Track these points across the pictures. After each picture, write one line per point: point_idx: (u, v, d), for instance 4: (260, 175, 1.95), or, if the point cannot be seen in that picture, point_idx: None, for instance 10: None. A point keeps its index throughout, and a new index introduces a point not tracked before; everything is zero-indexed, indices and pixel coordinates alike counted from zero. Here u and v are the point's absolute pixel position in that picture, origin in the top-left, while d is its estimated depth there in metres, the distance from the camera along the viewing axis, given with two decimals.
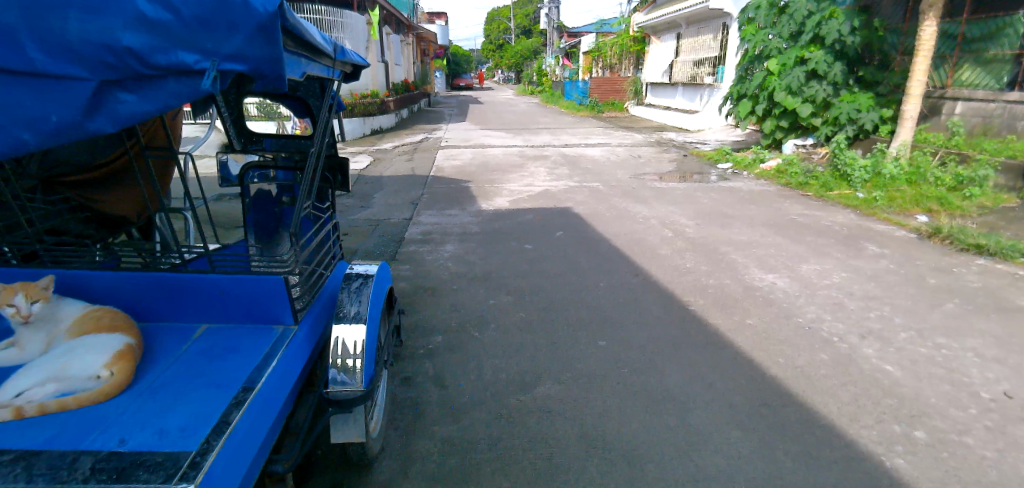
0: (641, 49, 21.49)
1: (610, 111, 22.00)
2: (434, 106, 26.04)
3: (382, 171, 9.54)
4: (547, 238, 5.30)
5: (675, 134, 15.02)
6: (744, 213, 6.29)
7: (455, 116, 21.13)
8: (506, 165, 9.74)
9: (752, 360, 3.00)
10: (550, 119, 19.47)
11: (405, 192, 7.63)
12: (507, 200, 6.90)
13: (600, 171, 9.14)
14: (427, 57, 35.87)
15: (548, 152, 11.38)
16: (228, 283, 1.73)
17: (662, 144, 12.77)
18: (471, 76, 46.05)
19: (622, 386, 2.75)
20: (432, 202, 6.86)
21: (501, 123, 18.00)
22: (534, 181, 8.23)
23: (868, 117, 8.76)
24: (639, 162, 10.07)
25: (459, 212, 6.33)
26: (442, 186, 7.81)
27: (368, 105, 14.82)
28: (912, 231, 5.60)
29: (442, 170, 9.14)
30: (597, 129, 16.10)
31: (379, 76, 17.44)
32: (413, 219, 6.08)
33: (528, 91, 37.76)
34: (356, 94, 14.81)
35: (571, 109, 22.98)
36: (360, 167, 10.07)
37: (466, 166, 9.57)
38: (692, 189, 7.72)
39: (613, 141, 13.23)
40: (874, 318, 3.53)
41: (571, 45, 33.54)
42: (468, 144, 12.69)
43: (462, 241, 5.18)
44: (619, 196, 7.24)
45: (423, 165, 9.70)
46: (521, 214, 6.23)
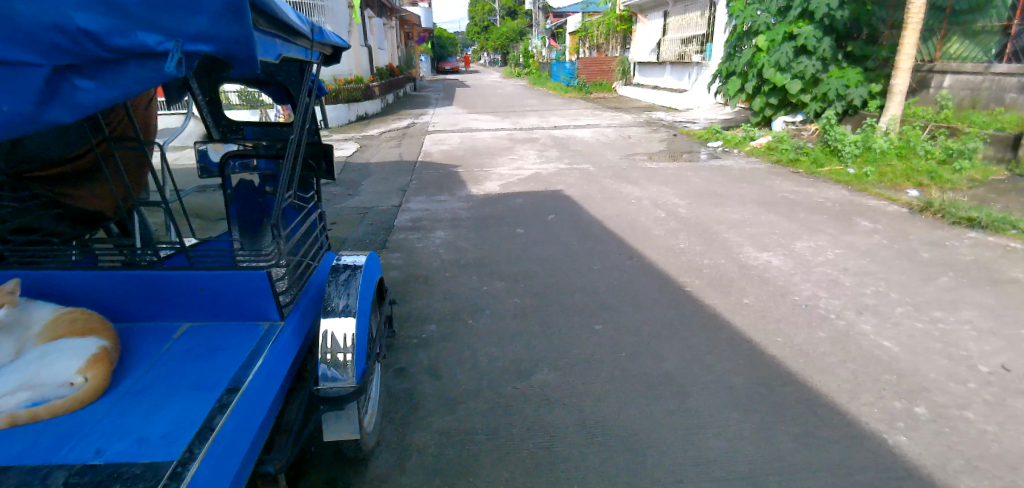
0: (628, 28, 21.25)
1: (597, 92, 21.81)
2: (420, 91, 25.68)
3: (368, 158, 9.37)
4: (538, 222, 5.23)
5: (664, 113, 14.92)
6: (736, 192, 6.26)
7: (441, 100, 20.85)
8: (495, 148, 9.61)
9: (749, 340, 2.96)
10: (538, 101, 19.26)
11: (394, 179, 7.50)
12: (497, 185, 6.81)
13: (589, 152, 9.05)
14: (411, 41, 35.26)
15: (536, 134, 11.26)
16: (209, 279, 1.64)
17: (651, 124, 12.68)
18: (457, 60, 45.48)
19: (619, 371, 2.71)
20: (421, 188, 6.74)
21: (488, 106, 17.78)
22: (523, 164, 8.13)
23: (857, 92, 8.73)
24: (629, 142, 9.98)
25: (449, 197, 6.22)
26: (431, 172, 7.68)
27: (353, 91, 14.54)
28: (904, 205, 5.60)
29: (430, 156, 8.99)
30: (585, 110, 15.96)
31: (362, 60, 17.09)
32: (402, 206, 5.97)
33: (515, 73, 37.36)
34: (339, 80, 14.52)
35: (559, 91, 22.77)
36: (346, 154, 9.89)
37: (455, 151, 9.43)
38: (682, 169, 7.66)
39: (602, 122, 13.11)
40: (869, 294, 3.52)
41: (558, 25, 33.07)
42: (456, 128, 12.52)
43: (453, 228, 5.08)
44: (610, 177, 7.16)
45: (411, 151, 9.54)
46: (512, 198, 6.13)
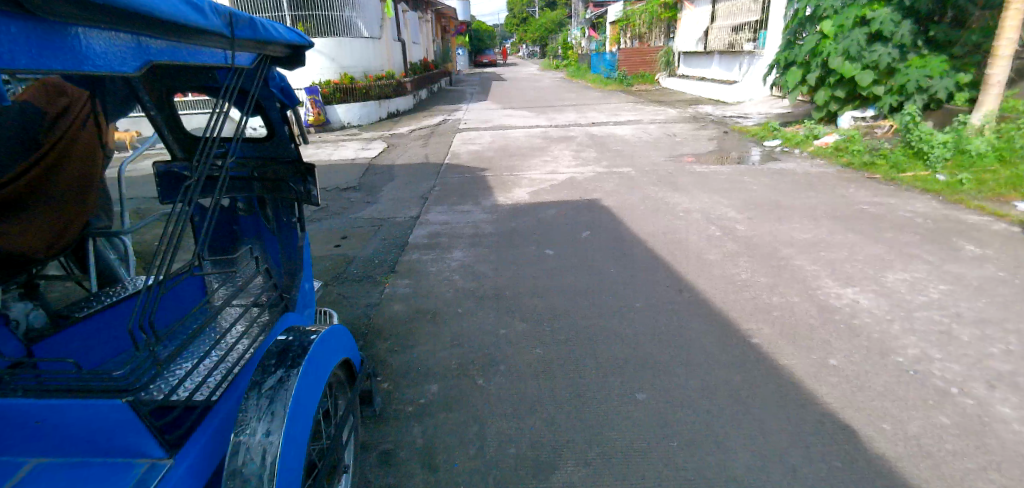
0: (673, 16, 20.09)
1: (639, 84, 20.76)
2: (455, 85, 25.18)
3: (394, 159, 8.88)
4: (571, 239, 4.57)
5: (712, 107, 13.88)
6: (803, 203, 5.41)
7: (476, 95, 20.27)
8: (527, 148, 8.95)
9: (846, 427, 2.24)
10: (576, 95, 18.42)
11: (416, 184, 6.96)
12: (527, 192, 6.16)
13: (630, 153, 8.28)
14: (448, 34, 34.79)
15: (572, 132, 10.53)
16: (51, 411, 1.14)
17: (698, 119, 11.72)
18: (494, 52, 44.88)
19: (671, 470, 2.04)
20: (444, 195, 6.17)
21: (524, 101, 17.09)
22: (558, 167, 7.44)
23: (942, 83, 7.64)
24: (674, 141, 9.14)
25: (473, 207, 5.63)
26: (456, 176, 7.10)
27: (383, 87, 14.18)
28: (1014, 223, 4.65)
29: (458, 157, 8.43)
30: (626, 105, 15.06)
31: (395, 55, 16.68)
32: (420, 217, 5.41)
33: (553, 66, 36.42)
34: (370, 76, 14.14)
35: (598, 84, 21.81)
36: (371, 155, 9.43)
37: (485, 151, 8.83)
38: (737, 173, 6.81)
39: (644, 118, 12.23)
40: (998, 355, 2.72)
41: (598, 15, 31.95)
42: (489, 126, 11.93)
43: (473, 246, 4.48)
44: (653, 183, 6.40)
45: (438, 152, 8.99)
46: (542, 209, 5.49)
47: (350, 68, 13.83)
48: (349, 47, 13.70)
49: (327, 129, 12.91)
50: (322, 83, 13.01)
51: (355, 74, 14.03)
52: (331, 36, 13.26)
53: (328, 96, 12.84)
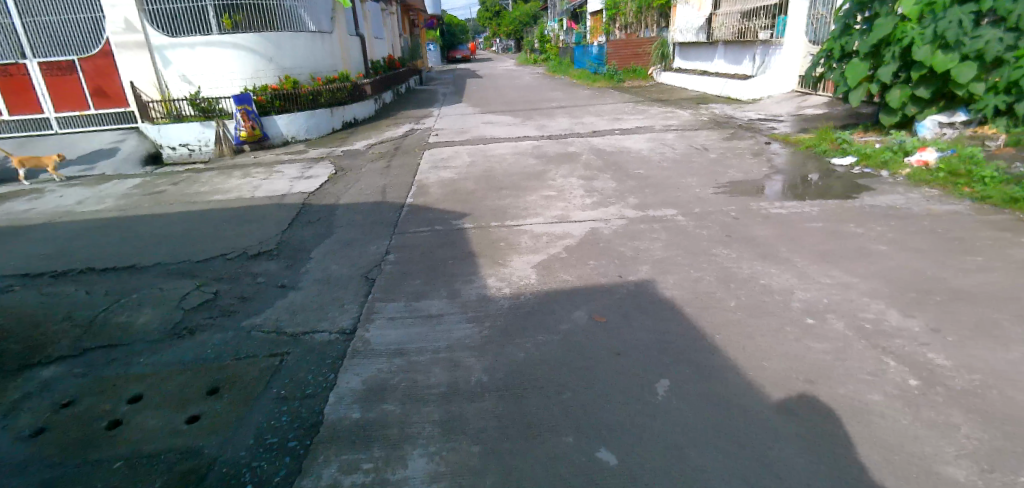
0: (666, 3, 18.02)
1: (631, 80, 18.70)
2: (427, 85, 22.83)
3: (340, 194, 6.61)
4: (636, 400, 2.40)
5: (727, 107, 11.89)
6: (986, 284, 3.31)
7: (450, 95, 17.93)
8: (519, 174, 6.77)
9: None
10: (564, 94, 16.27)
11: (363, 245, 4.73)
12: (531, 265, 3.97)
13: (660, 179, 6.13)
14: (416, 28, 32.12)
15: (573, 147, 8.35)
16: None
17: (721, 124, 9.70)
18: (467, 49, 42.48)
19: None
20: (400, 275, 3.93)
21: (505, 102, 14.88)
22: (567, 208, 5.25)
23: None
24: (708, 159, 7.06)
25: (447, 306, 3.41)
26: (423, 230, 4.88)
27: (335, 91, 11.76)
28: None
29: (427, 192, 6.16)
30: (625, 106, 12.93)
31: (352, 54, 14.31)
32: (357, 333, 3.17)
33: (531, 61, 34.15)
34: (319, 79, 11.77)
35: (585, 80, 19.65)
36: (310, 187, 7.12)
37: (462, 180, 6.62)
38: (829, 215, 4.74)
39: (654, 124, 10.09)
40: None
41: (579, 4, 29.82)
42: (466, 138, 9.72)
43: (448, 437, 2.25)
44: (719, 239, 4.27)
45: (399, 183, 6.75)
46: (563, 307, 3.29)
47: (293, 70, 11.42)
48: (290, 43, 11.23)
49: (266, 146, 10.55)
50: (257, 90, 10.58)
51: (300, 76, 11.59)
52: (265, 29, 10.82)
53: (265, 105, 10.44)
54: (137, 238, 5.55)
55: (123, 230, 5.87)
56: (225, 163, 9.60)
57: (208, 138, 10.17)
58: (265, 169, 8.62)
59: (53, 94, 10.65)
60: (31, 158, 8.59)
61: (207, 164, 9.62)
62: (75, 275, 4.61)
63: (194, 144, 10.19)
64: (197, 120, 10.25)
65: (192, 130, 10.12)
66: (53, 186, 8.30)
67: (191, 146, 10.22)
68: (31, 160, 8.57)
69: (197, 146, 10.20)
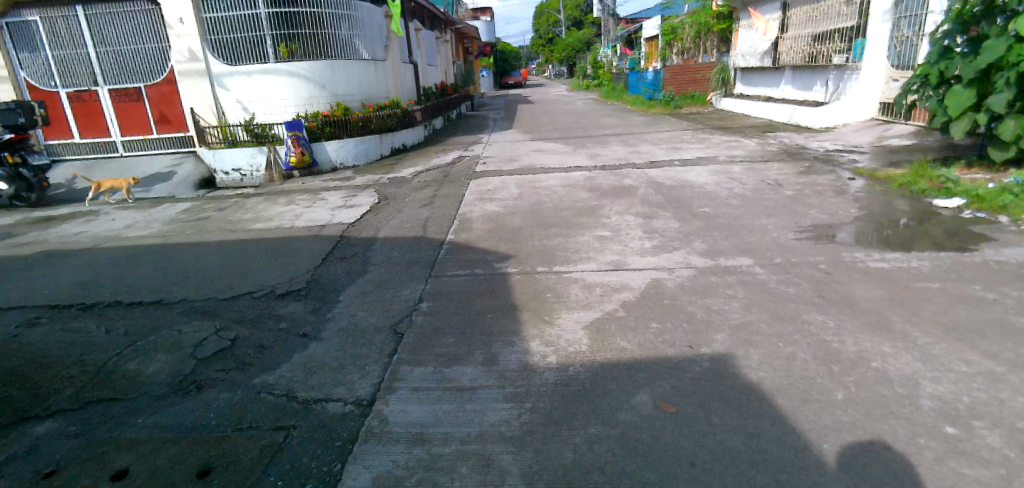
0: (727, 27, 17.27)
1: (688, 106, 17.96)
2: (477, 110, 22.84)
3: (381, 226, 6.31)
4: None
5: (797, 137, 11.00)
6: None
7: (501, 121, 17.75)
8: (569, 208, 6.26)
9: None
10: (617, 120, 15.74)
11: (397, 287, 4.32)
12: (583, 324, 3.42)
13: (729, 219, 5.47)
14: (470, 54, 32.46)
15: (628, 179, 7.78)
16: None
17: (793, 155, 8.88)
18: (518, 74, 42.75)
19: None
20: (433, 330, 3.46)
21: (556, 128, 14.49)
22: (623, 253, 4.67)
23: None
24: (782, 197, 6.32)
25: (483, 375, 2.90)
26: (463, 272, 4.43)
27: (385, 117, 11.69)
28: None
29: (470, 228, 5.74)
30: (683, 134, 12.23)
31: (404, 80, 14.36)
32: (377, 406, 2.71)
33: (583, 85, 33.86)
34: (370, 105, 11.77)
35: (640, 106, 19.05)
36: (351, 217, 6.86)
37: (508, 214, 6.17)
38: (943, 273, 3.96)
39: (717, 154, 9.38)
40: None
41: (633, 30, 29.39)
42: (515, 167, 9.33)
43: None
44: (809, 301, 3.58)
45: (442, 215, 6.39)
46: (621, 388, 2.71)
47: (346, 96, 11.45)
48: (343, 70, 11.29)
49: (315, 172, 10.53)
50: (309, 116, 10.62)
51: (351, 103, 11.60)
52: (321, 57, 10.91)
53: (316, 131, 10.46)
54: (171, 268, 5.36)
55: (160, 259, 5.70)
56: (273, 188, 9.58)
57: (259, 163, 10.28)
58: (310, 196, 8.47)
59: (120, 118, 11.06)
60: (110, 180, 8.78)
61: (257, 189, 9.64)
62: (102, 309, 4.41)
63: (246, 169, 10.33)
64: (250, 145, 10.37)
65: (244, 155, 10.26)
66: (109, 208, 8.46)
67: (244, 170, 10.37)
68: (109, 182, 8.77)
69: (249, 171, 10.33)
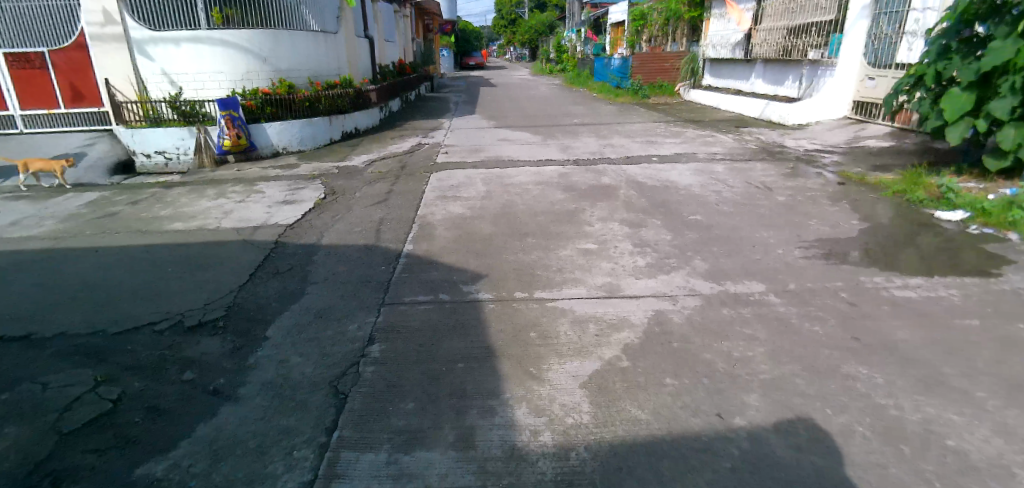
0: (698, 16, 16.90)
1: (657, 97, 17.52)
2: (438, 92, 21.71)
3: (327, 229, 5.40)
4: None
5: (772, 134, 10.65)
6: None
7: (463, 105, 16.78)
8: (547, 213, 5.54)
9: None
10: (586, 109, 15.09)
11: (343, 317, 3.48)
12: (579, 379, 2.70)
13: (726, 231, 4.89)
14: (430, 32, 31.02)
15: (607, 176, 7.13)
16: None
17: (774, 155, 8.46)
18: (480, 57, 41.52)
19: None
20: (386, 387, 2.68)
21: (523, 116, 13.69)
22: (613, 272, 3.99)
23: None
24: (776, 203, 5.81)
25: (455, 470, 2.13)
26: (425, 298, 3.63)
27: (335, 98, 10.56)
28: None
29: (432, 235, 4.93)
30: (656, 126, 11.73)
31: (359, 57, 13.18)
32: None
33: (547, 70, 33.09)
34: (318, 84, 10.60)
35: (608, 95, 18.49)
36: (292, 216, 5.89)
37: (478, 218, 5.39)
38: (981, 304, 3.45)
39: (695, 150, 8.86)
40: None
41: (600, 15, 28.76)
42: (481, 159, 8.51)
43: None
44: (846, 345, 2.97)
45: (400, 218, 5.53)
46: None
47: (291, 72, 10.25)
48: (288, 42, 10.07)
49: (254, 158, 9.38)
50: (246, 93, 9.41)
51: (297, 80, 10.40)
52: (261, 27, 9.66)
53: (255, 111, 9.28)
54: (57, 283, 4.34)
55: (45, 269, 4.62)
56: (203, 177, 8.41)
57: (188, 145, 9.04)
58: (244, 188, 7.40)
59: (20, 89, 9.49)
60: (40, 162, 7.74)
61: (184, 178, 8.43)
62: None
63: (172, 151, 9.06)
64: (177, 125, 9.11)
65: (170, 136, 8.98)
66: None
67: (169, 153, 9.09)
68: (38, 164, 7.72)
69: (175, 154, 9.07)
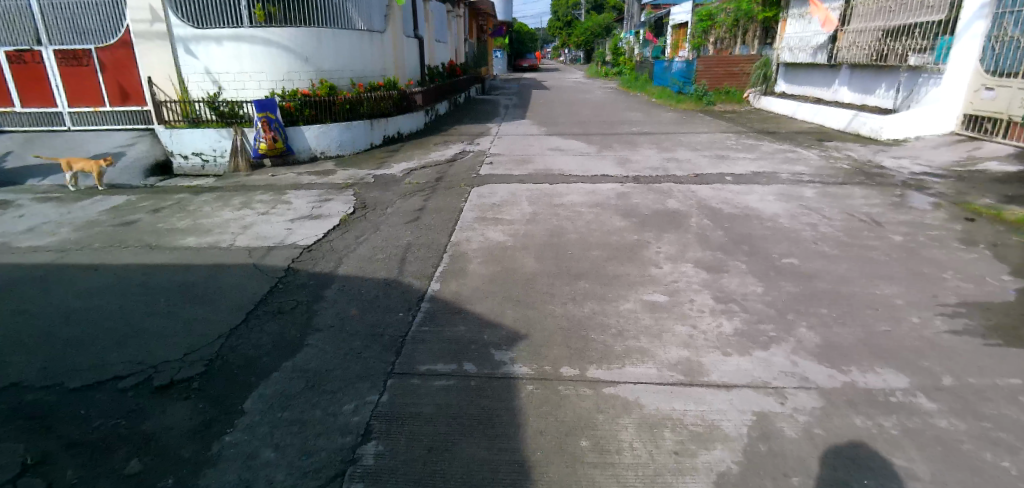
0: (773, 16, 15.41)
1: (723, 104, 16.16)
2: (489, 94, 21.06)
3: (347, 254, 4.71)
4: None
5: (864, 151, 9.28)
6: None
7: (514, 108, 16.00)
8: (604, 246, 4.64)
9: None
10: (645, 116, 13.98)
11: (340, 388, 2.72)
12: None
13: (834, 284, 3.85)
14: (484, 33, 30.48)
15: (673, 198, 6.15)
16: None
17: (873, 177, 7.20)
18: (533, 58, 40.72)
19: None
20: None
21: (577, 122, 12.77)
22: (691, 341, 3.07)
23: None
24: (890, 244, 4.68)
25: None
26: (446, 368, 2.82)
27: (378, 100, 9.98)
28: None
29: (465, 271, 4.14)
30: (726, 137, 10.53)
31: (406, 57, 12.63)
32: None
33: (602, 73, 31.89)
34: (361, 85, 10.08)
35: (668, 100, 17.26)
36: (312, 234, 5.25)
37: (521, 249, 4.56)
38: None
39: (775, 168, 7.71)
40: None
41: (661, 16, 27.33)
42: (529, 171, 7.68)
43: None
44: None
45: (431, 244, 4.78)
46: None
47: (333, 72, 9.77)
48: (331, 41, 9.60)
49: (290, 161, 8.94)
50: (286, 95, 9.02)
51: (339, 81, 9.91)
52: (305, 25, 9.23)
53: (293, 113, 8.84)
54: (38, 311, 3.76)
55: (32, 292, 4.07)
56: (235, 181, 7.99)
57: (224, 147, 8.71)
58: (272, 196, 6.88)
59: (68, 86, 9.41)
60: (79, 160, 7.36)
61: (217, 182, 8.05)
62: None
63: (208, 153, 8.75)
64: (215, 126, 8.78)
65: (207, 137, 8.67)
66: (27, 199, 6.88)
67: (205, 155, 8.77)
68: (78, 163, 7.37)
69: (211, 156, 8.75)
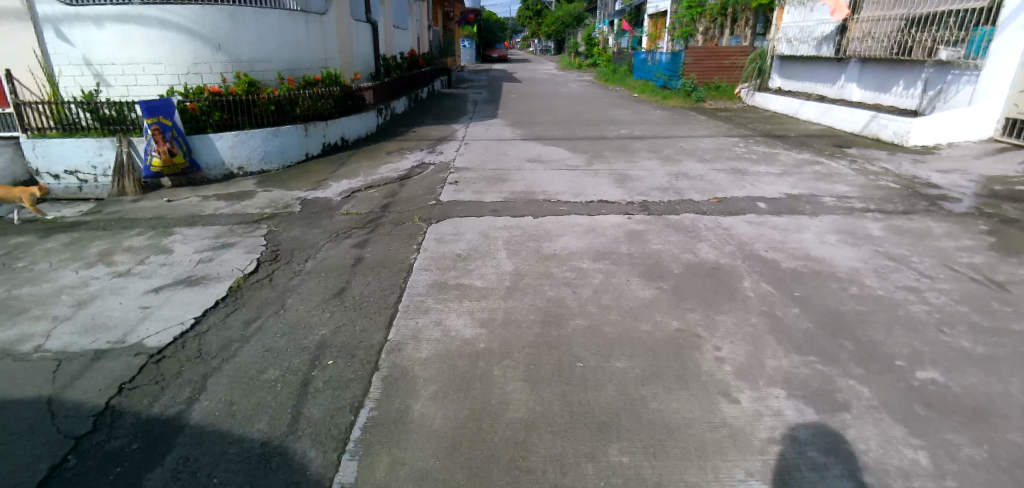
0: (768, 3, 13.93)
1: (713, 100, 14.69)
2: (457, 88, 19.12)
3: (218, 367, 2.90)
4: None
5: (898, 161, 7.90)
6: None
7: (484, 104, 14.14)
8: (631, 346, 2.96)
9: None
10: (632, 114, 12.36)
11: None
12: None
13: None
14: (449, 21, 28.32)
15: (705, 241, 4.52)
16: None
17: (938, 202, 5.73)
18: (502, 48, 38.73)
19: None
20: None
21: (557, 122, 11.05)
22: None
23: None
24: None
25: None
26: None
27: (314, 99, 8.03)
28: None
29: (408, 421, 2.37)
30: (734, 143, 9.00)
31: (354, 46, 10.62)
32: None
33: (576, 63, 30.16)
34: (290, 80, 8.11)
35: (654, 96, 15.72)
36: (177, 322, 3.39)
37: (502, 358, 2.83)
38: None
39: (813, 188, 6.18)
40: None
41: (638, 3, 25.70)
42: (506, 195, 5.93)
43: None
44: None
45: (358, 344, 3.01)
46: None
47: (255, 64, 7.78)
48: (252, 24, 7.59)
49: (198, 180, 6.99)
50: (188, 93, 7.04)
51: (263, 75, 7.92)
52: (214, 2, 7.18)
53: (198, 116, 6.88)
54: None
55: None
56: (115, 210, 6.01)
57: (107, 163, 6.69)
58: (150, 239, 4.95)
59: None
60: None
61: (91, 212, 6.05)
62: None
63: (86, 171, 6.70)
64: (94, 135, 6.74)
65: (83, 150, 6.62)
66: None
67: (83, 173, 6.72)
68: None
69: (91, 174, 6.71)
